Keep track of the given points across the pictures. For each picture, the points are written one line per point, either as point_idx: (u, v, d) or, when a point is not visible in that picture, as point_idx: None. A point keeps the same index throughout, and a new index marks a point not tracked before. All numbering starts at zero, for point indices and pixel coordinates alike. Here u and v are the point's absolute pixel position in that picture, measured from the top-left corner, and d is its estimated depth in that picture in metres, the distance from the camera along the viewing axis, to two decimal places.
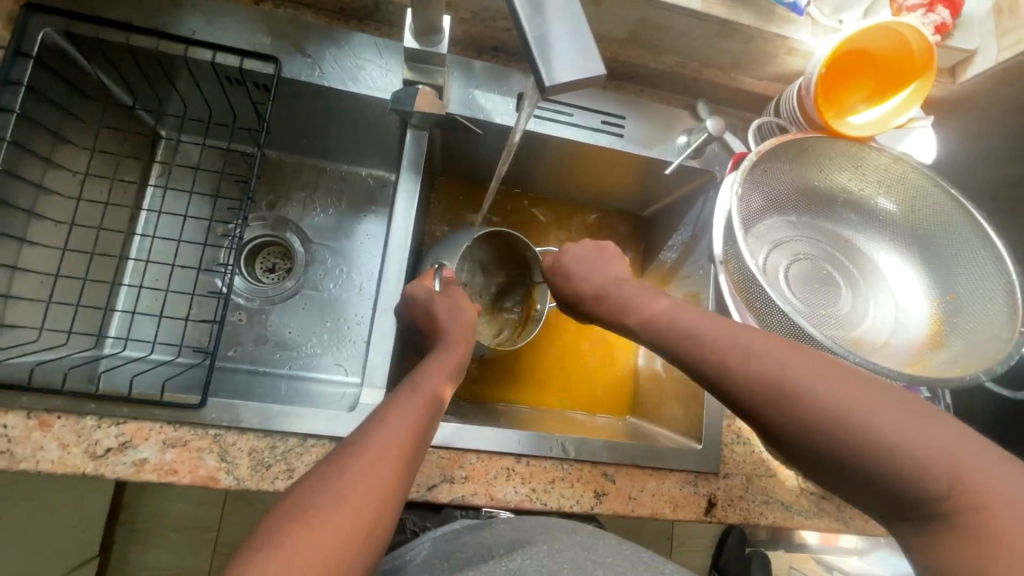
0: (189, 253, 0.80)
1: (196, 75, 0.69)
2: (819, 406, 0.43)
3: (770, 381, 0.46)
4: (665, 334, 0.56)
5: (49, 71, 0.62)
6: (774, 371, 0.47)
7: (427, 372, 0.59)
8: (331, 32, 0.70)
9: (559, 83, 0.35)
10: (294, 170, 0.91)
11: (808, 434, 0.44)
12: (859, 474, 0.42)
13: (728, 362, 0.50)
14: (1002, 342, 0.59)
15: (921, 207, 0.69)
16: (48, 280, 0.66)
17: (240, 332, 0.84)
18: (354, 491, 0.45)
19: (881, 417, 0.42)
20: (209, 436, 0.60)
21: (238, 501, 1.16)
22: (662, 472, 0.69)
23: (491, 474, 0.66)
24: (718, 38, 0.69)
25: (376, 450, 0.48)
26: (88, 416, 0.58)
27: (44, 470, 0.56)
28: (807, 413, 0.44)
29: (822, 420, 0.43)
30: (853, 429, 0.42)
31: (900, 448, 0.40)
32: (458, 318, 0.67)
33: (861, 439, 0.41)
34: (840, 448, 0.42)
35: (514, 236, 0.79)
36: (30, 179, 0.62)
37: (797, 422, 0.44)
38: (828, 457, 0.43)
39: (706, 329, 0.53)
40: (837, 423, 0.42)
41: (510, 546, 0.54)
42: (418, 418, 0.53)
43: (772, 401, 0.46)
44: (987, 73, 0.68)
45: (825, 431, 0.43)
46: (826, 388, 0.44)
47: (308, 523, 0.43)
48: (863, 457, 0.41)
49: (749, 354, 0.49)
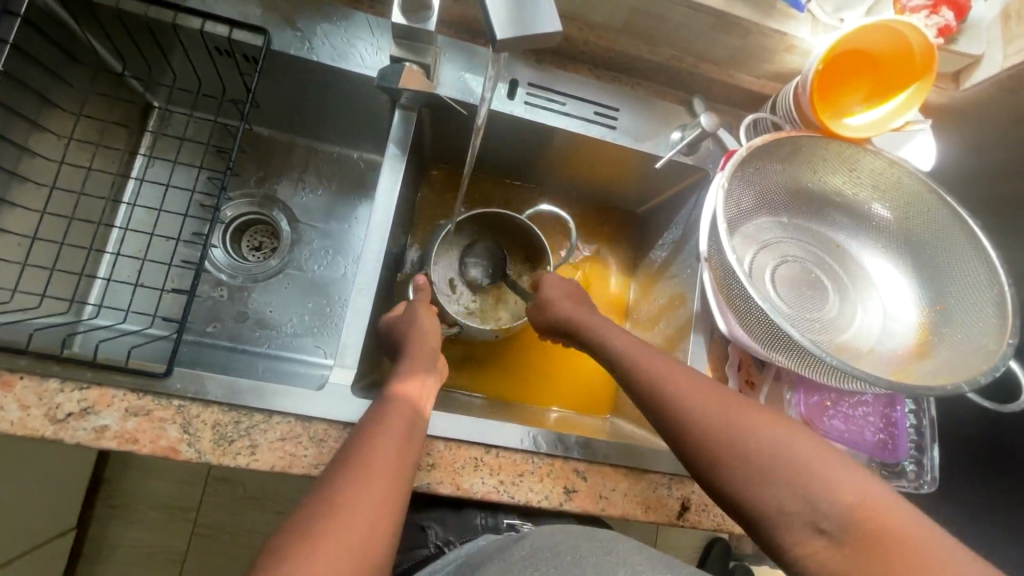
0: (172, 225, 0.80)
1: (185, 45, 0.68)
2: (774, 446, 0.48)
3: (723, 422, 0.50)
4: (637, 357, 0.58)
5: (35, 30, 0.61)
6: (728, 415, 0.51)
7: (404, 374, 0.61)
8: (324, 7, 0.69)
9: (529, 35, 0.40)
10: (285, 148, 0.90)
11: (761, 467, 0.47)
12: (798, 505, 0.45)
13: (688, 398, 0.52)
14: (988, 354, 0.57)
15: (915, 214, 0.67)
16: (26, 242, 0.66)
17: (220, 307, 0.83)
18: (351, 502, 0.46)
19: (818, 456, 0.47)
20: (173, 406, 0.59)
21: (219, 482, 1.16)
22: (637, 472, 0.68)
23: (459, 463, 0.64)
24: (716, 32, 0.67)
25: (367, 460, 0.49)
26: (52, 379, 0.57)
27: (3, 430, 0.55)
28: (760, 452, 0.48)
29: (769, 457, 0.47)
30: (793, 460, 0.47)
31: (830, 479, 0.45)
32: (417, 326, 0.67)
33: (804, 468, 0.46)
34: (778, 479, 0.46)
35: (482, 212, 0.80)
36: (13, 140, 0.62)
37: (743, 456, 0.48)
38: (767, 486, 0.47)
39: (664, 369, 0.56)
40: (781, 461, 0.47)
41: (532, 551, 0.53)
42: (403, 418, 0.54)
43: (723, 437, 0.49)
44: (991, 79, 0.66)
45: (771, 467, 0.47)
46: (771, 431, 0.49)
47: (305, 538, 0.43)
48: (798, 485, 0.46)
49: (704, 399, 0.52)
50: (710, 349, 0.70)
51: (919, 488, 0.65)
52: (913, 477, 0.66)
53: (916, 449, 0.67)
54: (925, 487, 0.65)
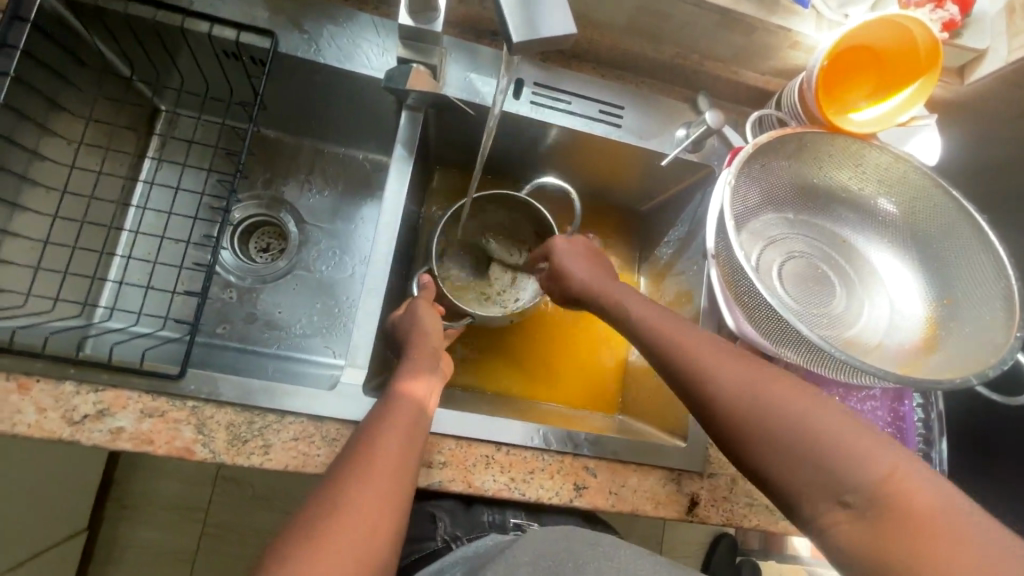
0: (181, 227, 0.80)
1: (192, 48, 0.69)
2: (789, 411, 0.46)
3: (744, 392, 0.48)
4: (657, 330, 0.57)
5: (45, 36, 0.62)
6: (753, 387, 0.48)
7: (407, 375, 0.61)
8: (329, 9, 0.69)
9: (536, 37, 0.40)
10: (291, 149, 0.91)
11: (776, 433, 0.46)
12: (815, 472, 0.43)
13: (702, 369, 0.52)
14: (996, 347, 0.57)
15: (922, 208, 0.67)
16: (38, 246, 0.66)
17: (229, 309, 0.84)
18: (353, 501, 0.47)
19: (846, 430, 0.44)
20: (187, 407, 0.59)
21: (228, 482, 1.16)
22: (646, 468, 0.68)
23: (470, 461, 0.65)
24: (721, 29, 0.67)
25: (372, 459, 0.50)
26: (68, 382, 0.58)
27: (20, 432, 0.56)
28: (776, 418, 0.46)
29: (784, 426, 0.45)
30: (809, 426, 0.45)
31: (851, 446, 0.43)
32: (420, 323, 0.67)
33: (821, 435, 0.44)
34: (794, 445, 0.45)
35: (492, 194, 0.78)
36: (24, 145, 0.63)
37: (755, 423, 0.47)
38: (782, 453, 0.45)
39: (687, 340, 0.54)
40: (797, 428, 0.45)
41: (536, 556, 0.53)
42: (406, 420, 0.55)
43: (744, 408, 0.48)
44: (996, 73, 0.66)
45: (786, 435, 0.45)
46: (788, 397, 0.47)
47: (309, 539, 0.44)
48: (815, 451, 0.43)
49: (726, 370, 0.51)
50: None
51: None
52: None
53: (924, 443, 0.67)
54: None
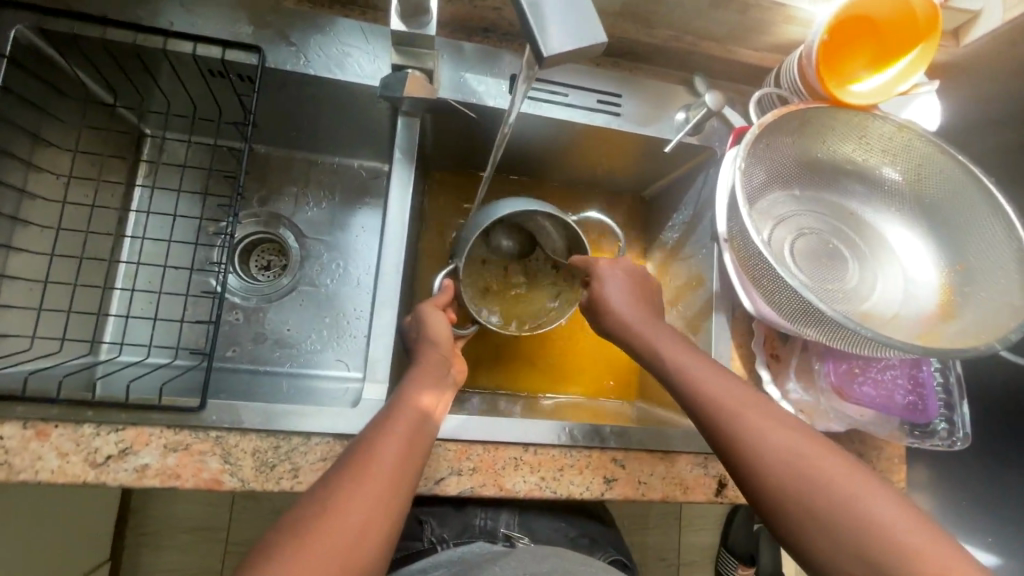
0: (181, 254, 0.79)
1: (177, 69, 0.67)
2: (818, 473, 0.47)
3: (778, 447, 0.49)
4: (676, 355, 0.59)
5: (22, 69, 0.60)
6: (778, 444, 0.50)
7: (420, 383, 0.59)
8: (315, 18, 0.67)
9: (556, 54, 0.35)
10: (284, 163, 0.89)
11: (804, 494, 0.47)
12: (840, 534, 0.45)
13: (739, 417, 0.52)
14: (1016, 311, 0.58)
15: (927, 175, 0.67)
16: (37, 287, 0.65)
17: (237, 331, 0.83)
18: (346, 504, 0.46)
19: (871, 494, 0.46)
20: (211, 438, 0.59)
21: (247, 500, 1.16)
22: (673, 455, 0.69)
23: (500, 464, 0.65)
24: (716, 9, 0.66)
25: (369, 464, 0.49)
26: (86, 424, 0.56)
27: (44, 479, 0.55)
28: (804, 479, 0.48)
29: (810, 488, 0.47)
30: (839, 491, 0.46)
31: (878, 514, 0.45)
32: (427, 326, 0.67)
33: (853, 502, 0.46)
34: (822, 508, 0.46)
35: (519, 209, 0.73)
36: (11, 184, 0.61)
37: (785, 480, 0.48)
38: (807, 513, 0.47)
39: (715, 383, 0.55)
40: (825, 492, 0.47)
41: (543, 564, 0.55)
42: (406, 429, 0.53)
43: (773, 461, 0.49)
44: (990, 34, 0.66)
45: (814, 497, 0.47)
46: (817, 458, 0.48)
47: (297, 540, 0.44)
48: (843, 517, 0.45)
49: (760, 420, 0.51)
50: (732, 327, 0.71)
51: (952, 445, 0.66)
52: (946, 435, 0.67)
53: (945, 407, 0.68)
54: (958, 444, 0.66)
